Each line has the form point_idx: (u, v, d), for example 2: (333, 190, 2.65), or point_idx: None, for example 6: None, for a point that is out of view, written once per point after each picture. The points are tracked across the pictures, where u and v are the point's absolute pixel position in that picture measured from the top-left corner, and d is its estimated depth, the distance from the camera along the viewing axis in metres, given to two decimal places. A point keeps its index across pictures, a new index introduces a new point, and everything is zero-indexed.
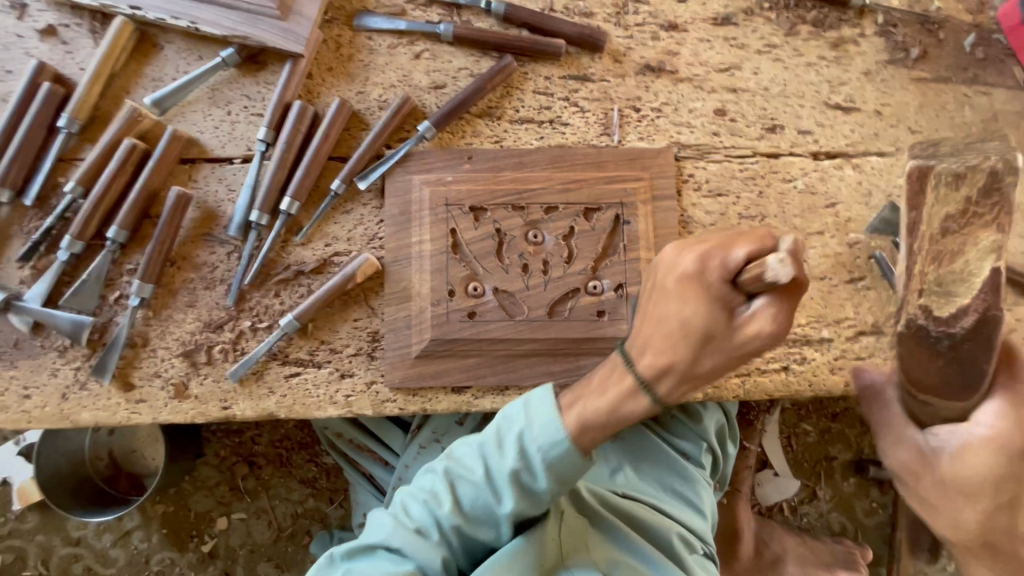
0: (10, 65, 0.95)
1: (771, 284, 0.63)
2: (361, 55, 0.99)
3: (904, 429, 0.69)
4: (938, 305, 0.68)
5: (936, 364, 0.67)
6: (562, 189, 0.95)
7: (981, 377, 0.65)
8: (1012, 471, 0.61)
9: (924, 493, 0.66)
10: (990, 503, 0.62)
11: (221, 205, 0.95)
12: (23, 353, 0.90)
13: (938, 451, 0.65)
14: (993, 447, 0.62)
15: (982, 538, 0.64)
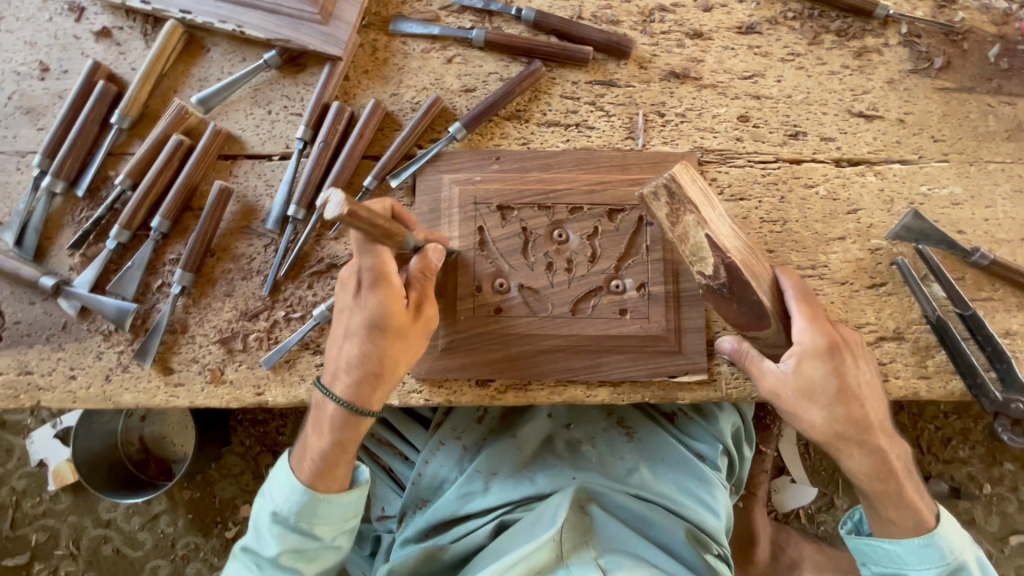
0: (67, 64, 1.01)
1: (669, 224, 0.78)
2: (395, 58, 1.03)
3: (763, 365, 0.86)
4: (703, 266, 0.79)
5: (736, 308, 0.81)
6: (588, 190, 0.98)
7: (805, 301, 0.84)
8: (828, 365, 0.83)
9: (785, 405, 0.85)
10: (827, 400, 0.83)
11: (260, 200, 0.99)
12: (71, 336, 0.94)
13: (785, 372, 0.84)
14: (812, 356, 0.83)
15: (828, 430, 0.85)
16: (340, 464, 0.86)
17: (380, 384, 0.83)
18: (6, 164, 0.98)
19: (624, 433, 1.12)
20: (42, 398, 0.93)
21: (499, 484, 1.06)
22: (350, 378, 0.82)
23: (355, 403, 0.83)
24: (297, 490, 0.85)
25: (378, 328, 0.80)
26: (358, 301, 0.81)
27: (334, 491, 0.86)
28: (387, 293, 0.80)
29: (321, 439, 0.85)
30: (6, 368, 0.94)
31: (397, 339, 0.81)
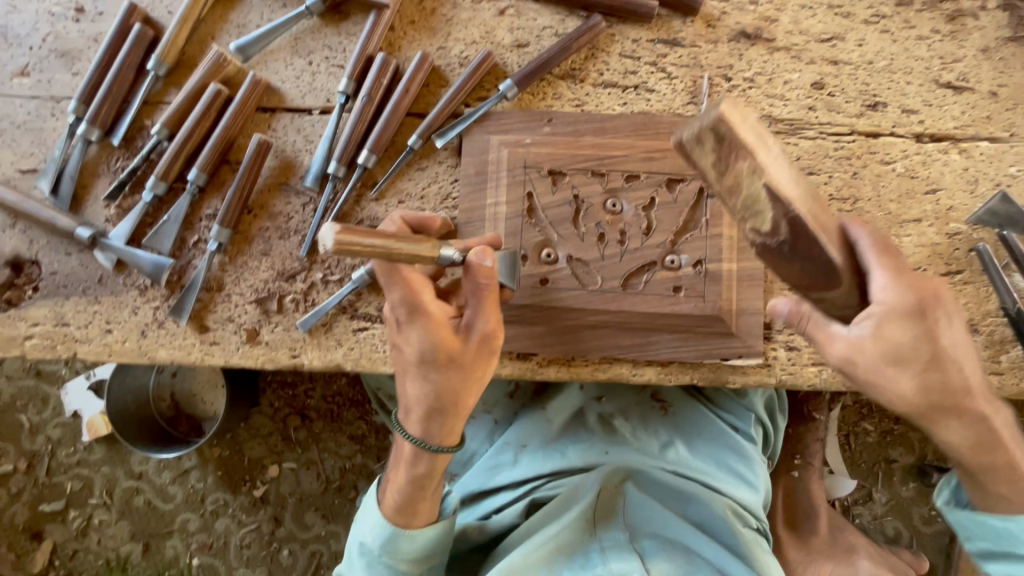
0: (102, 5, 0.96)
1: (715, 173, 0.65)
2: (444, 8, 0.96)
3: (830, 328, 0.77)
4: (759, 223, 0.66)
5: (798, 268, 0.69)
6: (646, 157, 0.91)
7: (888, 253, 0.71)
8: (914, 324, 0.72)
9: (863, 375, 0.76)
10: (916, 366, 0.74)
11: (299, 155, 0.95)
12: (106, 288, 0.93)
13: (860, 334, 0.73)
14: (891, 318, 0.72)
15: (922, 402, 0.75)
16: (421, 501, 0.83)
17: (447, 417, 0.78)
18: (41, 110, 0.95)
19: (658, 407, 1.05)
20: (79, 351, 0.92)
21: (529, 457, 1.01)
22: (420, 413, 0.79)
23: (424, 440, 0.80)
24: (383, 524, 0.83)
25: (429, 361, 0.74)
26: (402, 337, 0.76)
27: (416, 527, 0.83)
28: (428, 320, 0.74)
29: (401, 471, 0.83)
30: (43, 319, 0.92)
31: (452, 368, 0.75)
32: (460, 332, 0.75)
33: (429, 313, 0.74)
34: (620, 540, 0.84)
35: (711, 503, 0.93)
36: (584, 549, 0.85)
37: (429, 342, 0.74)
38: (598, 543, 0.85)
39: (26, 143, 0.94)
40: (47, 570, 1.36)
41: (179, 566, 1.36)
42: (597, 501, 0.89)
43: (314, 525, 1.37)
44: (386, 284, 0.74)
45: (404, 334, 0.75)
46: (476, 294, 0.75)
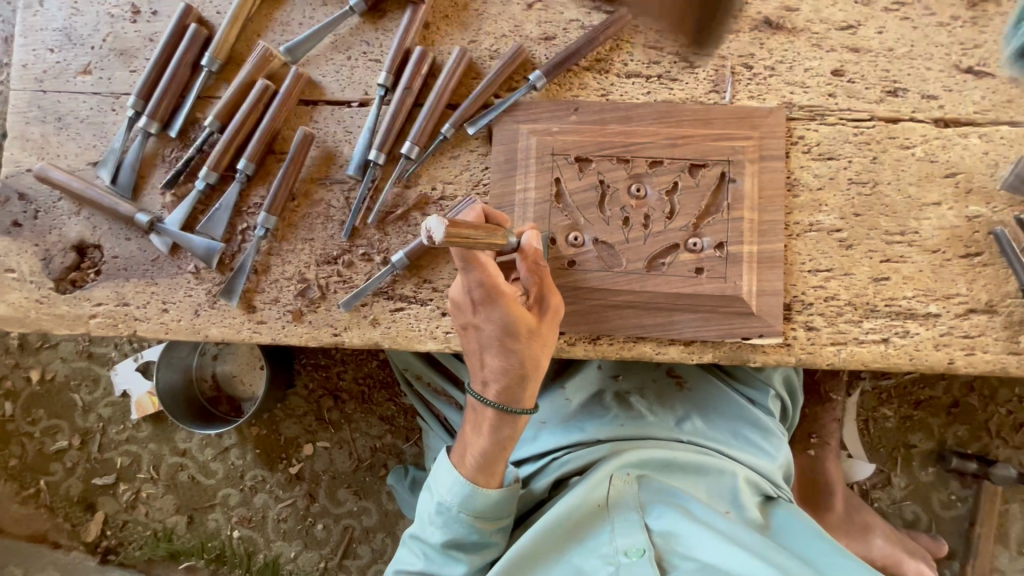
0: (157, 7, 1.03)
1: None
2: (475, 4, 1.01)
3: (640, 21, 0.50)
4: None
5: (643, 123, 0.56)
6: (669, 144, 0.95)
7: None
8: None
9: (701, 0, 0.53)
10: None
11: (340, 145, 1.00)
12: (163, 272, 1.00)
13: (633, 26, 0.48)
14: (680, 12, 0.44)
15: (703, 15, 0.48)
16: (499, 461, 0.91)
17: (528, 381, 0.86)
18: (102, 105, 1.02)
19: (674, 382, 1.09)
20: (138, 328, 0.99)
21: (548, 432, 1.06)
22: (500, 386, 0.87)
23: (506, 405, 0.87)
24: (461, 481, 0.90)
25: (511, 334, 0.83)
26: (479, 316, 0.84)
27: (493, 486, 0.91)
28: (505, 299, 0.81)
29: (481, 438, 0.90)
30: (106, 299, 1.00)
31: (532, 338, 0.84)
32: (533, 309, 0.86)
33: (506, 294, 0.82)
34: (633, 518, 0.93)
35: (723, 475, 0.98)
36: (597, 528, 0.93)
37: (511, 317, 0.82)
38: (610, 521, 0.93)
39: (89, 136, 1.02)
40: (100, 539, 1.46)
41: (220, 537, 1.44)
42: (609, 486, 0.94)
43: (346, 501, 1.43)
44: (464, 267, 0.80)
45: (483, 313, 0.83)
46: (538, 276, 0.87)
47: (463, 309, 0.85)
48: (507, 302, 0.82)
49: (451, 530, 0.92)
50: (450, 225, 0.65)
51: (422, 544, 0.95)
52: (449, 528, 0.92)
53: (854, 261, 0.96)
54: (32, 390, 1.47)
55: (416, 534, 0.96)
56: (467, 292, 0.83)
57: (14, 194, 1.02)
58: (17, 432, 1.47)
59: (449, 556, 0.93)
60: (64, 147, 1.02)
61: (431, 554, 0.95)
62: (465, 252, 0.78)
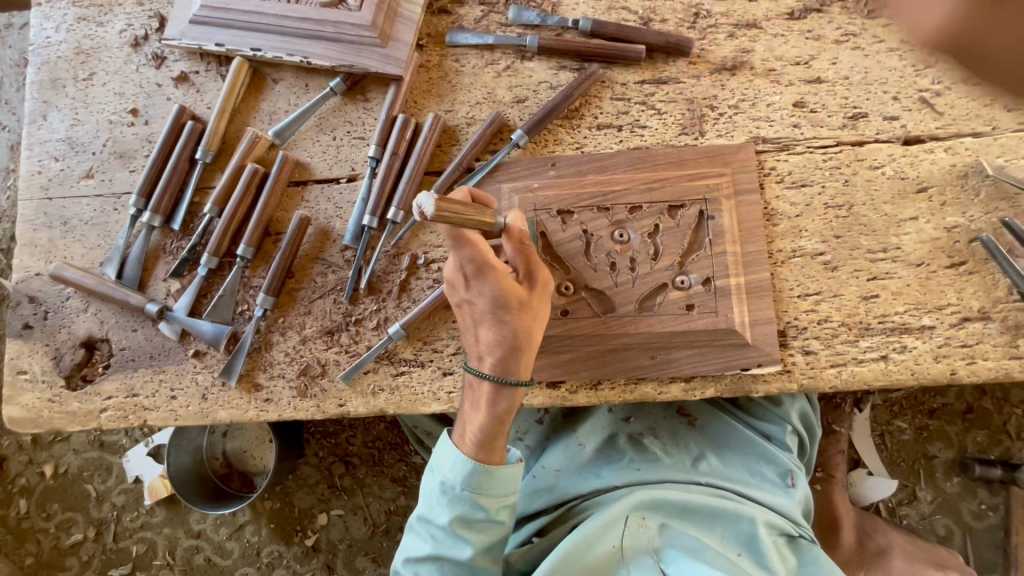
0: (153, 110, 1.10)
1: None
2: (448, 76, 1.07)
3: None
4: None
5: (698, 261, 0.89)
6: (645, 188, 0.99)
7: None
8: None
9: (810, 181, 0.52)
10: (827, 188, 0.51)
11: (331, 221, 1.04)
12: (170, 358, 1.02)
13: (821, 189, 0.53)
14: None
15: None
16: (499, 437, 0.90)
17: (522, 354, 0.88)
18: (105, 206, 1.07)
19: (685, 421, 1.09)
20: (148, 417, 1.01)
21: (565, 480, 1.05)
22: (495, 357, 0.88)
23: (503, 376, 0.88)
24: (463, 460, 0.89)
25: (503, 307, 0.86)
26: (472, 291, 0.87)
27: (495, 463, 0.90)
28: (495, 272, 0.84)
29: (479, 414, 0.90)
30: (115, 392, 1.02)
31: (524, 311, 0.87)
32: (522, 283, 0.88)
33: (496, 264, 0.85)
34: (647, 562, 0.91)
35: (739, 515, 0.97)
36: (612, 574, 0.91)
37: (506, 284, 0.85)
38: (625, 567, 0.91)
39: (93, 236, 1.06)
40: None
41: None
42: (624, 528, 0.93)
43: (365, 570, 1.41)
44: (454, 247, 0.83)
45: (476, 288, 0.86)
46: (525, 255, 0.89)
47: (456, 287, 0.88)
48: (501, 270, 0.85)
49: (455, 507, 0.90)
50: (439, 201, 0.71)
51: (430, 527, 0.93)
52: (454, 507, 0.90)
53: (841, 282, 0.98)
54: (46, 485, 1.47)
55: (424, 515, 0.94)
56: (459, 269, 0.86)
57: (24, 298, 1.05)
58: (32, 529, 1.46)
59: (458, 537, 0.91)
60: (71, 249, 1.06)
61: (439, 536, 0.92)
62: (455, 231, 0.81)
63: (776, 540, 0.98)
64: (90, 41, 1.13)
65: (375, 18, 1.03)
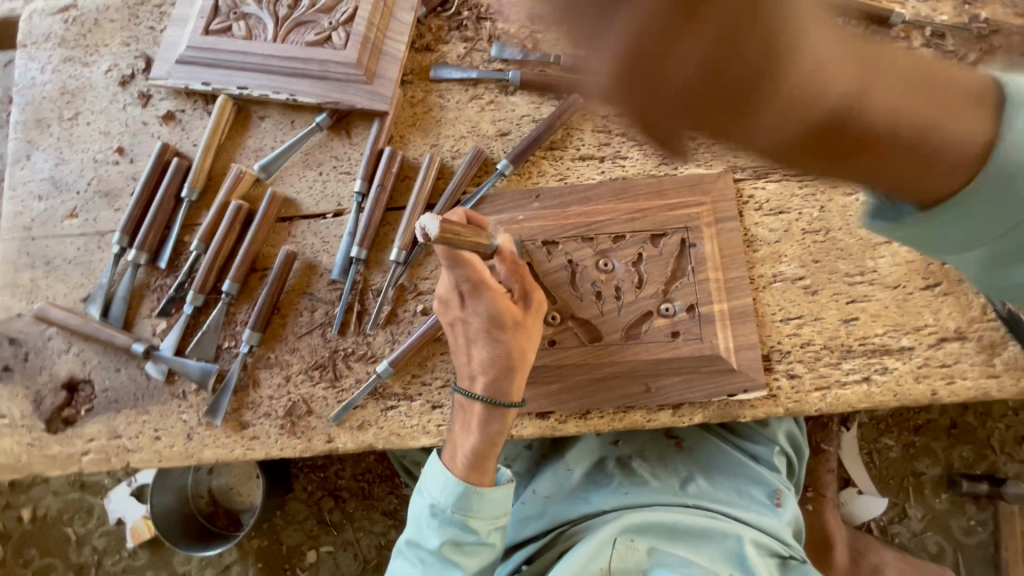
0: (138, 148, 1.10)
1: None
2: (433, 111, 1.09)
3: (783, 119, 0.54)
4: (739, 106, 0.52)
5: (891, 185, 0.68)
6: (628, 218, 1.01)
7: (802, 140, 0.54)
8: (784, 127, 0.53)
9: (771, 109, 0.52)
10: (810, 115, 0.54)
11: (318, 256, 1.05)
12: (155, 398, 1.01)
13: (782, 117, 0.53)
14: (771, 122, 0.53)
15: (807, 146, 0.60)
16: (490, 460, 0.90)
17: (515, 374, 0.89)
18: (89, 245, 1.07)
19: (674, 443, 1.09)
20: (132, 459, 0.99)
21: (555, 506, 1.04)
22: (487, 377, 0.89)
23: (494, 398, 0.88)
24: (454, 481, 0.90)
25: (498, 326, 0.87)
26: (467, 310, 0.88)
27: (486, 486, 0.90)
28: (490, 292, 0.86)
29: (471, 434, 0.90)
30: (97, 434, 1.00)
31: (517, 330, 0.88)
32: (516, 302, 0.89)
33: (490, 283, 0.86)
34: None
35: (725, 534, 0.97)
36: None
37: (502, 303, 0.87)
38: None
39: (77, 275, 1.05)
40: None
41: None
42: (612, 551, 0.92)
43: None
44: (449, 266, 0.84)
45: (471, 307, 0.87)
46: (520, 276, 0.91)
47: (451, 305, 0.89)
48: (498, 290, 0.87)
49: (445, 530, 0.90)
50: (442, 222, 0.72)
51: (419, 551, 0.92)
52: (443, 531, 0.90)
53: (821, 306, 1.00)
54: (24, 530, 1.42)
55: (414, 538, 0.92)
56: (455, 288, 0.87)
57: (5, 340, 1.04)
58: None
59: (448, 561, 0.90)
60: (54, 288, 1.05)
61: (429, 560, 0.91)
62: (451, 252, 0.82)
63: (766, 560, 0.97)
64: (75, 81, 1.14)
65: (360, 57, 1.05)
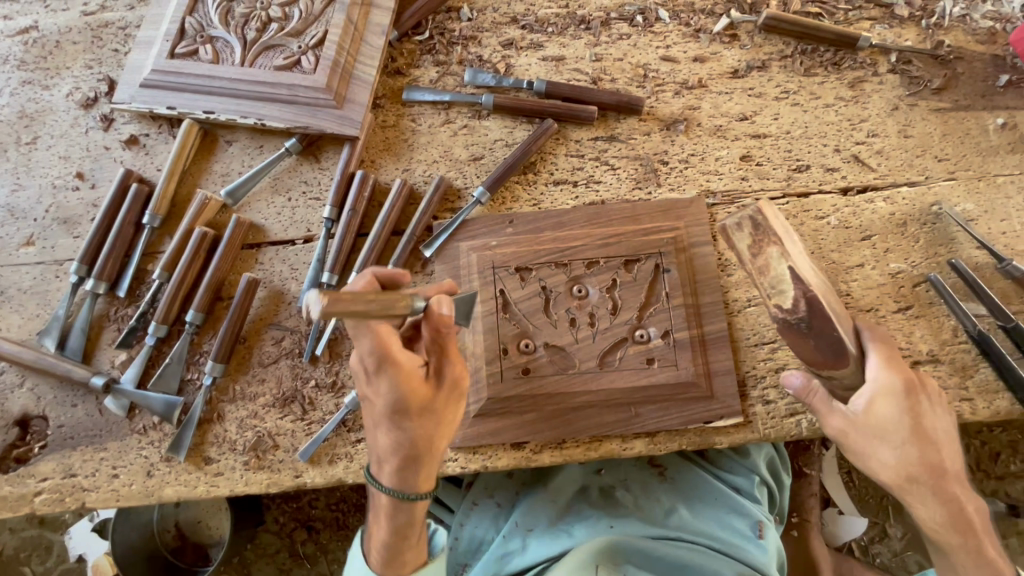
0: (99, 174, 1.07)
1: None
2: (405, 135, 1.08)
3: (829, 405, 0.89)
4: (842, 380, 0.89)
5: (813, 343, 0.87)
6: (602, 243, 1.00)
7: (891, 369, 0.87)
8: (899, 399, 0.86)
9: (857, 446, 0.89)
10: (897, 440, 0.87)
11: (286, 284, 1.02)
12: (113, 434, 0.97)
13: (857, 410, 0.87)
14: (892, 393, 0.86)
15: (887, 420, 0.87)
16: (405, 550, 0.87)
17: (423, 461, 0.83)
18: (45, 273, 1.03)
19: (657, 473, 1.08)
20: (87, 499, 0.94)
21: (536, 540, 1.01)
22: (394, 463, 0.82)
23: (400, 489, 0.83)
24: (370, 573, 0.88)
25: (402, 412, 0.78)
26: (371, 387, 0.78)
27: (403, 573, 0.88)
28: (395, 373, 0.75)
29: (382, 526, 0.86)
30: (51, 473, 0.95)
31: (425, 416, 0.79)
32: (428, 381, 0.78)
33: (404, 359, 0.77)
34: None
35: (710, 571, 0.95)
36: None
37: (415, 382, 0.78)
38: None
39: (32, 306, 1.01)
40: None
41: None
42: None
43: None
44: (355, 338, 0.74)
45: (375, 385, 0.77)
46: (440, 347, 0.79)
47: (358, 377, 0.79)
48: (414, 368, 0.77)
49: None
50: (331, 300, 0.56)
51: None
52: None
53: None
54: None
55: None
56: (361, 362, 0.77)
57: None
58: None
59: None
60: (7, 320, 1.01)
61: None
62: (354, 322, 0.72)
63: None
64: (35, 105, 1.10)
65: (329, 81, 1.04)
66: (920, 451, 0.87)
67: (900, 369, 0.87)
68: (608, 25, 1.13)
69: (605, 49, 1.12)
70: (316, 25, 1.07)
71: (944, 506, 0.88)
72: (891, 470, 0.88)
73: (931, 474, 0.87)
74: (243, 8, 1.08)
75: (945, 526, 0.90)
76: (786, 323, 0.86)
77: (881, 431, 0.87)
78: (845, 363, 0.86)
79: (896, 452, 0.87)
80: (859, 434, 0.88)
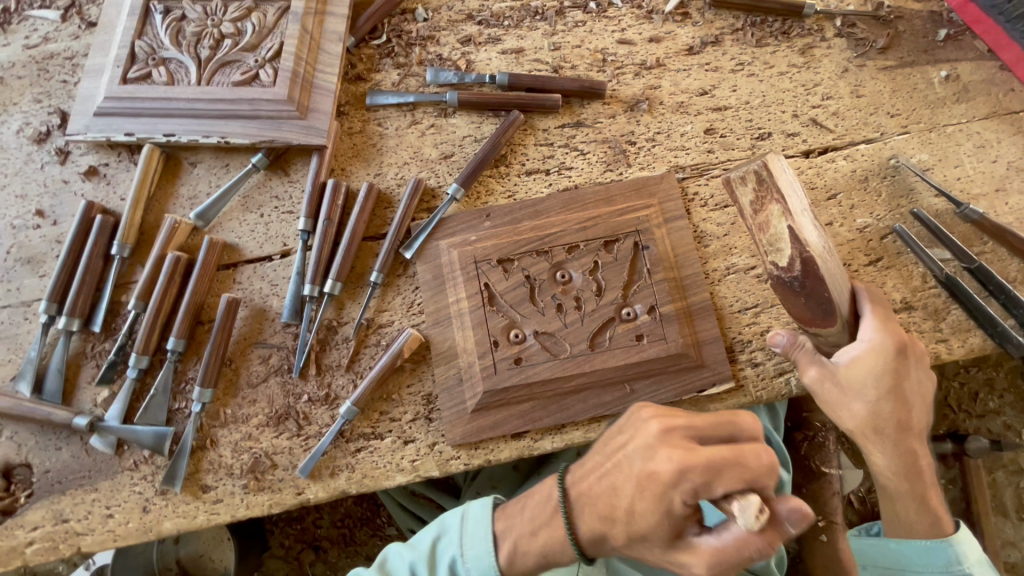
0: (60, 209, 1.04)
1: None
2: (373, 140, 1.08)
3: (812, 357, 0.92)
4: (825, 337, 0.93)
5: (804, 302, 0.90)
6: (581, 227, 1.01)
7: (883, 329, 0.88)
8: (885, 358, 0.88)
9: (829, 396, 0.91)
10: (872, 396, 0.89)
11: (267, 301, 1.01)
12: (103, 473, 0.94)
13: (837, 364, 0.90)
14: (877, 349, 0.88)
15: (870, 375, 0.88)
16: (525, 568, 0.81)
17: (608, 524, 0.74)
18: (13, 316, 0.99)
19: None
20: (82, 544, 0.91)
21: None
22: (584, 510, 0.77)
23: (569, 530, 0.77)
24: (489, 554, 0.81)
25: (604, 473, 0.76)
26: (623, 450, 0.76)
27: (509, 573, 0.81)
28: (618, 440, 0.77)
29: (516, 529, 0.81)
30: (42, 521, 0.92)
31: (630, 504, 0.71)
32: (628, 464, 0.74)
33: (675, 458, 0.69)
34: None
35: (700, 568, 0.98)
36: None
37: (683, 486, 0.68)
38: None
39: (3, 351, 0.98)
40: None
41: None
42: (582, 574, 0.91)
43: None
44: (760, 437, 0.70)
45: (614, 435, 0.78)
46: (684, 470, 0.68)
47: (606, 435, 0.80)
48: (723, 487, 0.66)
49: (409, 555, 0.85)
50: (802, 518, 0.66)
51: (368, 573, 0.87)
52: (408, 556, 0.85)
53: None
54: None
55: (455, 558, 0.82)
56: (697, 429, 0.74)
57: None
58: None
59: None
60: None
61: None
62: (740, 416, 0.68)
63: None
64: None
65: (291, 92, 1.02)
66: (891, 408, 0.89)
67: (894, 331, 0.89)
68: (563, 14, 1.15)
69: (563, 38, 1.13)
70: (271, 37, 1.05)
71: (901, 457, 0.91)
72: (859, 420, 0.90)
73: (897, 429, 0.90)
74: (193, 27, 1.06)
75: (907, 482, 0.92)
76: (780, 280, 0.89)
77: (854, 382, 0.89)
78: (833, 323, 0.89)
79: (870, 403, 0.89)
80: (836, 386, 0.90)
